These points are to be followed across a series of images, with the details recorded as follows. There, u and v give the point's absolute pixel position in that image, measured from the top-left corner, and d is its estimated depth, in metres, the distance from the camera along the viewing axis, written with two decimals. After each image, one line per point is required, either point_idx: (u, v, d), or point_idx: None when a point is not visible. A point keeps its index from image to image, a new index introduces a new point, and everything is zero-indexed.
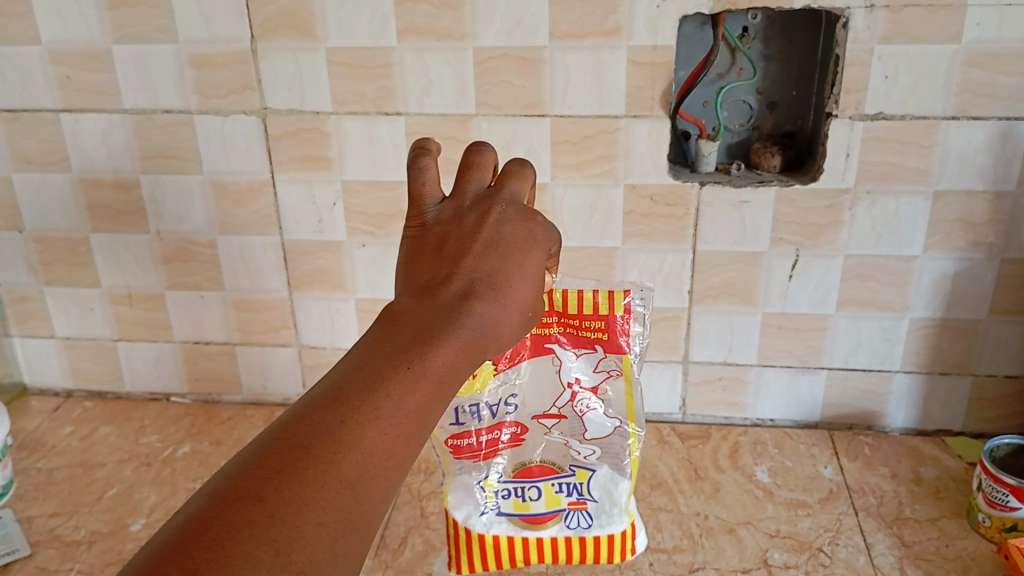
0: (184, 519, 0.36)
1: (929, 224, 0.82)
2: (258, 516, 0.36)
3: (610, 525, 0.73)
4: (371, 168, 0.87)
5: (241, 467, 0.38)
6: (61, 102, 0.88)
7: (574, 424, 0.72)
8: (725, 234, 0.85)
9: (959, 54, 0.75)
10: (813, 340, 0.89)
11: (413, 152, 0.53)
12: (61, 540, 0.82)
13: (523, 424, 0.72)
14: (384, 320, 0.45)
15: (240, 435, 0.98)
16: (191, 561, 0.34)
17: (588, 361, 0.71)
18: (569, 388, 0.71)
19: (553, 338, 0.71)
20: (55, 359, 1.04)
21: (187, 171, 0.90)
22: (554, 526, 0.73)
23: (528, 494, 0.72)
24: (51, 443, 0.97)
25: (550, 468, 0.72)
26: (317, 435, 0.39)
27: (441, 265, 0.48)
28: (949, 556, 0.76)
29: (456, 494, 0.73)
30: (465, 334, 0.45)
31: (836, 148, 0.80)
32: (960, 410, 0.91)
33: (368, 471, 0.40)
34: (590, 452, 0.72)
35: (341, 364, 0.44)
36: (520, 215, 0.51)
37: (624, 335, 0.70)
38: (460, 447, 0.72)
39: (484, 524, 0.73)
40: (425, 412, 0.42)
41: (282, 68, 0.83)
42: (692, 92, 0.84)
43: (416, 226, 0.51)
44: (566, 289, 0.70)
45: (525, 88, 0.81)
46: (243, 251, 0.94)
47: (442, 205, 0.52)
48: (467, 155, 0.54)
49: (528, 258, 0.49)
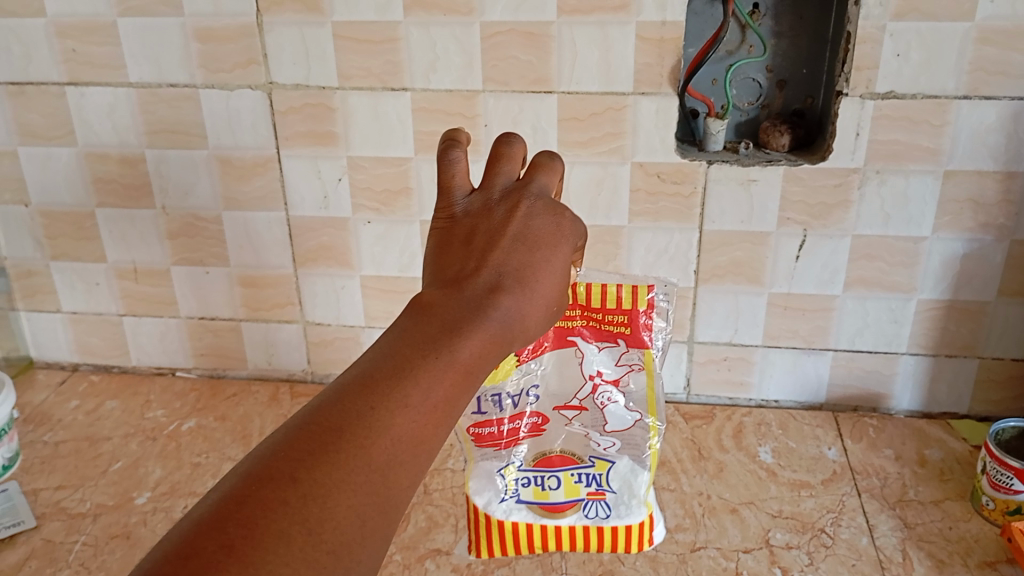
0: (218, 497, 0.36)
1: (938, 204, 0.81)
2: (291, 496, 0.36)
3: (628, 517, 0.72)
4: (377, 144, 0.87)
5: (274, 449, 0.38)
6: (66, 76, 0.88)
7: (595, 416, 0.71)
8: (732, 213, 0.85)
9: (972, 30, 0.73)
10: (820, 321, 0.89)
11: (443, 144, 0.52)
12: (67, 512, 0.82)
13: (545, 414, 0.72)
14: (414, 310, 0.45)
15: (245, 411, 0.98)
16: (228, 537, 0.34)
17: (610, 355, 0.71)
18: (590, 380, 0.71)
19: (576, 331, 0.71)
20: (61, 334, 1.04)
21: (192, 145, 0.90)
22: (573, 515, 0.72)
23: (548, 483, 0.71)
24: (57, 417, 0.98)
25: (570, 459, 0.72)
26: (348, 420, 0.39)
27: (469, 258, 0.47)
28: (952, 538, 0.76)
29: (477, 480, 0.72)
30: (492, 326, 0.44)
31: (845, 126, 0.79)
32: (966, 392, 0.90)
33: (398, 456, 0.39)
34: (610, 444, 0.72)
35: (371, 352, 0.43)
36: (549, 209, 0.50)
37: (647, 330, 0.70)
38: (482, 435, 0.71)
39: (504, 511, 0.72)
40: (453, 401, 0.42)
41: (288, 42, 0.83)
42: (701, 69, 0.83)
43: (445, 218, 0.51)
44: (590, 282, 0.69)
45: (532, 64, 0.80)
46: (248, 226, 0.94)
47: (471, 196, 0.51)
48: (496, 146, 0.53)
49: (555, 253, 0.49)
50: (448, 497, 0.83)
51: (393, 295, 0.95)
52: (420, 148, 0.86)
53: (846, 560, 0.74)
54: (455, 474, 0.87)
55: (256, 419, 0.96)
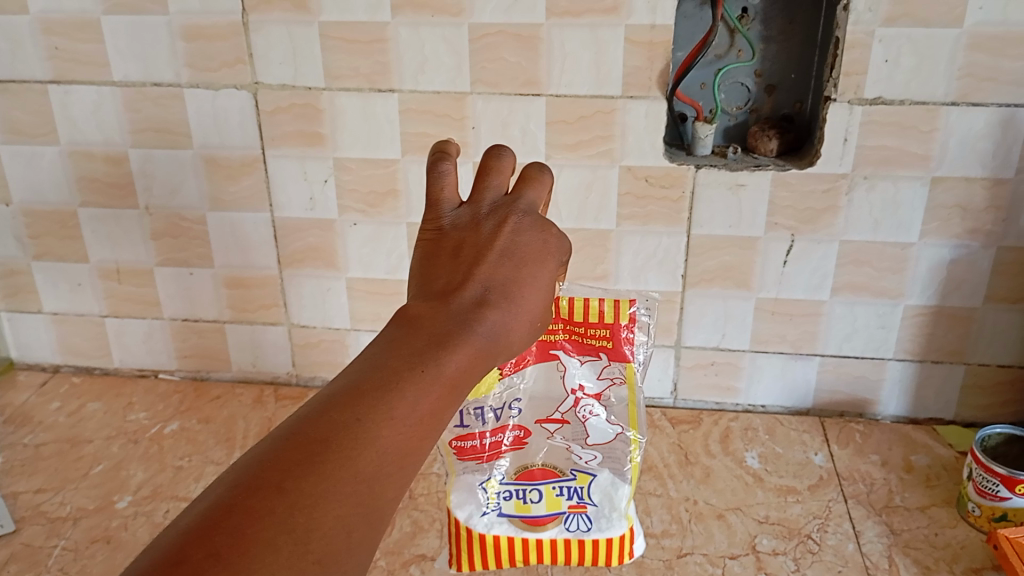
0: (205, 505, 0.36)
1: (927, 210, 0.81)
2: (279, 505, 0.36)
3: (609, 530, 0.71)
4: (365, 145, 0.86)
5: (261, 459, 0.38)
6: (51, 73, 0.87)
7: (576, 429, 0.71)
8: (721, 218, 0.85)
9: (962, 37, 0.73)
10: (808, 326, 0.89)
11: (433, 155, 0.51)
12: (47, 516, 0.81)
13: (527, 428, 0.72)
14: (401, 322, 0.44)
15: (230, 413, 0.97)
16: (215, 545, 0.34)
17: (592, 368, 0.71)
18: (573, 394, 0.71)
19: (558, 344, 0.71)
20: (43, 334, 1.03)
21: (178, 145, 0.89)
22: (554, 529, 0.71)
23: (529, 496, 0.71)
24: (39, 418, 0.96)
25: (552, 472, 0.71)
26: (336, 431, 0.39)
27: (456, 272, 0.47)
28: (938, 544, 0.76)
29: (458, 493, 0.72)
30: (479, 340, 0.44)
31: (834, 132, 0.79)
32: (953, 398, 0.91)
33: (384, 469, 0.39)
34: (591, 457, 0.71)
35: (357, 364, 0.43)
36: (537, 224, 0.49)
37: (629, 344, 0.71)
38: (463, 448, 0.71)
39: (485, 524, 0.71)
40: (439, 414, 0.42)
41: (276, 42, 0.82)
42: (691, 72, 0.83)
43: (432, 230, 0.50)
44: (573, 296, 0.70)
45: (523, 66, 0.80)
46: (234, 227, 0.93)
47: (460, 209, 0.50)
48: (486, 158, 0.52)
49: (542, 269, 0.48)
50: (434, 502, 0.83)
51: (381, 298, 0.95)
52: (409, 150, 0.86)
53: (832, 566, 0.74)
54: (441, 479, 0.86)
55: (240, 421, 0.96)
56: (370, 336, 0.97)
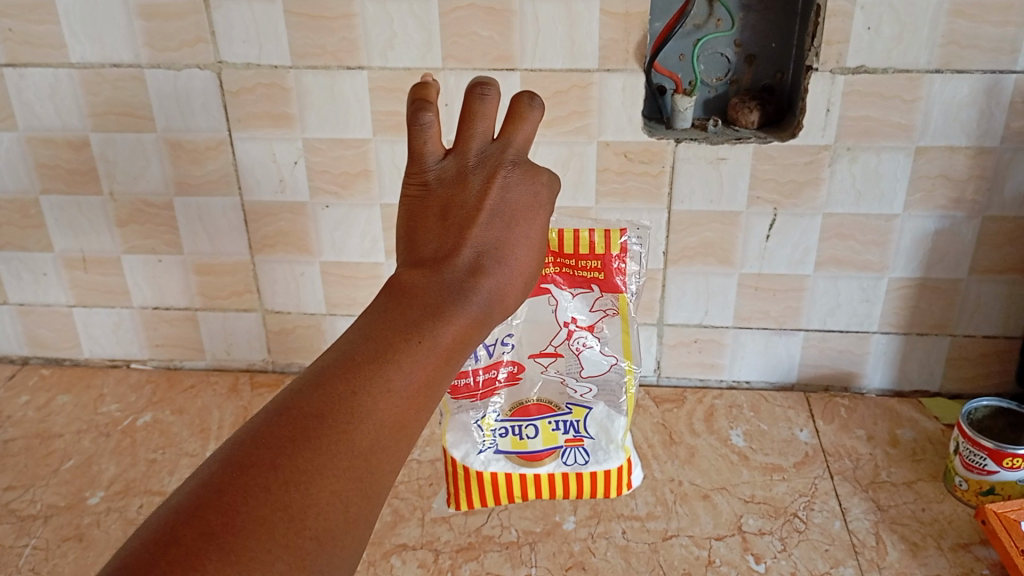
0: (196, 484, 0.35)
1: (910, 181, 0.80)
2: (272, 483, 0.34)
3: (607, 462, 0.73)
4: (334, 126, 0.83)
5: (252, 434, 0.36)
6: (4, 56, 0.83)
7: (570, 362, 0.72)
8: (701, 193, 0.83)
9: (945, 3, 0.71)
10: (791, 301, 0.88)
11: (413, 105, 0.49)
12: (16, 514, 0.79)
13: (520, 363, 0.72)
14: (391, 289, 0.43)
15: (204, 404, 0.95)
16: (207, 524, 0.33)
17: (584, 300, 0.70)
18: (565, 327, 0.71)
19: (548, 279, 0.70)
20: (9, 325, 1.00)
21: (140, 128, 0.86)
22: (551, 463, 0.73)
23: (525, 432, 0.72)
24: (6, 413, 0.94)
25: (547, 407, 0.72)
26: (329, 405, 0.37)
27: (447, 235, 0.45)
28: (925, 520, 0.75)
29: (453, 433, 0.73)
30: (474, 307, 0.42)
31: (816, 102, 0.77)
32: (938, 370, 0.90)
33: (380, 441, 0.37)
34: (586, 390, 0.72)
35: (347, 333, 0.41)
36: (525, 177, 0.47)
37: (621, 274, 0.69)
38: (457, 388, 0.71)
39: (481, 462, 0.73)
40: (435, 384, 0.40)
41: (237, 19, 0.79)
42: (668, 44, 0.80)
43: (417, 185, 0.48)
44: (562, 228, 0.69)
45: (495, 40, 0.77)
46: (201, 212, 0.90)
47: (444, 161, 0.48)
48: (469, 100, 0.48)
49: (532, 228, 0.47)
50: (414, 490, 0.81)
51: (355, 282, 0.92)
52: (379, 130, 0.83)
53: (819, 544, 0.73)
54: (422, 465, 0.84)
55: (215, 411, 0.93)
56: (346, 321, 0.95)
